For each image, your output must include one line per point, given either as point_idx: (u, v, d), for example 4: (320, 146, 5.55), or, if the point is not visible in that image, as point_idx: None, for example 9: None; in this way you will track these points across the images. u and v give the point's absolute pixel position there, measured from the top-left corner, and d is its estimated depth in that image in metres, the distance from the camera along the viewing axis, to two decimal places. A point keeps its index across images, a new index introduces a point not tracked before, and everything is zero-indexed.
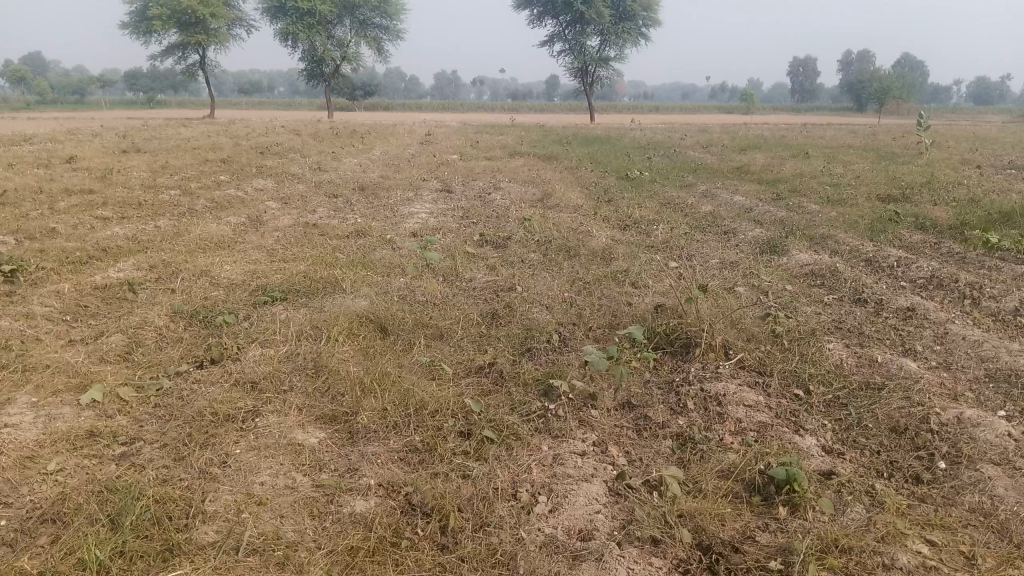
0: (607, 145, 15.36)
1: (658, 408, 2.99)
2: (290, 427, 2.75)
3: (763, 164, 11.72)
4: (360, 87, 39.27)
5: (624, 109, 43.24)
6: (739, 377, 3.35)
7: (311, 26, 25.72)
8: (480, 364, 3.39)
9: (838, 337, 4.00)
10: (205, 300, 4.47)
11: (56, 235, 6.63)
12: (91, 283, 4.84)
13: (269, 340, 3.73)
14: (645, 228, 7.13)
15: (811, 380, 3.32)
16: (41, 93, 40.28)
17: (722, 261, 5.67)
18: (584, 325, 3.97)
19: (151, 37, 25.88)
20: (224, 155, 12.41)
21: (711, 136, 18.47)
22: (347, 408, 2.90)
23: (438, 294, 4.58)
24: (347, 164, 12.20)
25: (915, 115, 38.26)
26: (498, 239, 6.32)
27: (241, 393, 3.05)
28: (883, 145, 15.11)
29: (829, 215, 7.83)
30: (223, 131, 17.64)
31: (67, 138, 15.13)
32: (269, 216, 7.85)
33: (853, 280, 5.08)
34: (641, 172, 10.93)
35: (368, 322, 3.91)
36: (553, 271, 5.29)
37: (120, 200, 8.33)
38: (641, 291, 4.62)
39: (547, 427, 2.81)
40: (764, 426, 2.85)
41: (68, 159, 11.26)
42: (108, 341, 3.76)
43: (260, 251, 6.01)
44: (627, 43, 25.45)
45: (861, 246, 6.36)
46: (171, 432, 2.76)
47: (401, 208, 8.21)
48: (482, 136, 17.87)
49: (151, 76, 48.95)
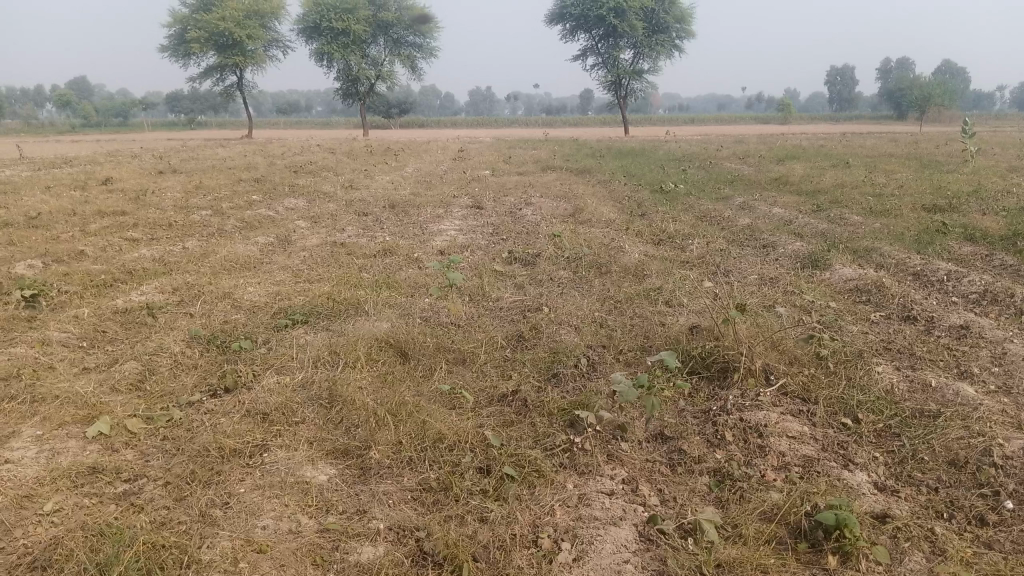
0: (641, 157, 15.16)
1: (693, 440, 2.78)
2: (299, 464, 2.60)
3: (802, 175, 11.42)
4: (394, 105, 39.62)
5: (658, 121, 43.01)
6: (781, 405, 3.12)
7: (346, 45, 25.90)
8: (503, 392, 3.21)
9: (887, 358, 3.75)
10: (224, 324, 4.35)
11: (83, 257, 6.60)
12: (112, 307, 4.76)
13: (286, 366, 3.59)
14: (679, 243, 6.91)
15: (859, 408, 3.08)
16: (85, 116, 41.31)
17: (761, 276, 5.43)
18: (615, 348, 3.77)
19: (190, 60, 26.30)
20: (257, 174, 12.44)
21: (748, 146, 18.18)
22: (361, 441, 2.73)
23: (463, 315, 4.42)
24: (379, 181, 12.16)
25: (958, 122, 37.42)
26: (528, 256, 6.15)
27: (251, 425, 2.90)
28: (926, 153, 14.71)
29: (873, 226, 7.54)
30: (258, 151, 17.83)
31: (107, 159, 15.36)
32: (297, 235, 7.77)
33: (901, 296, 4.81)
34: (676, 184, 10.71)
35: (387, 347, 3.74)
36: (584, 289, 5.10)
37: (151, 221, 8.33)
38: (675, 311, 4.40)
39: (573, 463, 2.62)
40: (809, 461, 2.62)
41: (104, 181, 11.35)
42: (120, 369, 3.64)
43: (285, 272, 5.91)
44: (661, 56, 25.24)
45: (908, 259, 6.07)
46: (176, 468, 2.61)
47: (430, 226, 8.08)
48: (516, 151, 17.80)
49: (191, 99, 49.79)
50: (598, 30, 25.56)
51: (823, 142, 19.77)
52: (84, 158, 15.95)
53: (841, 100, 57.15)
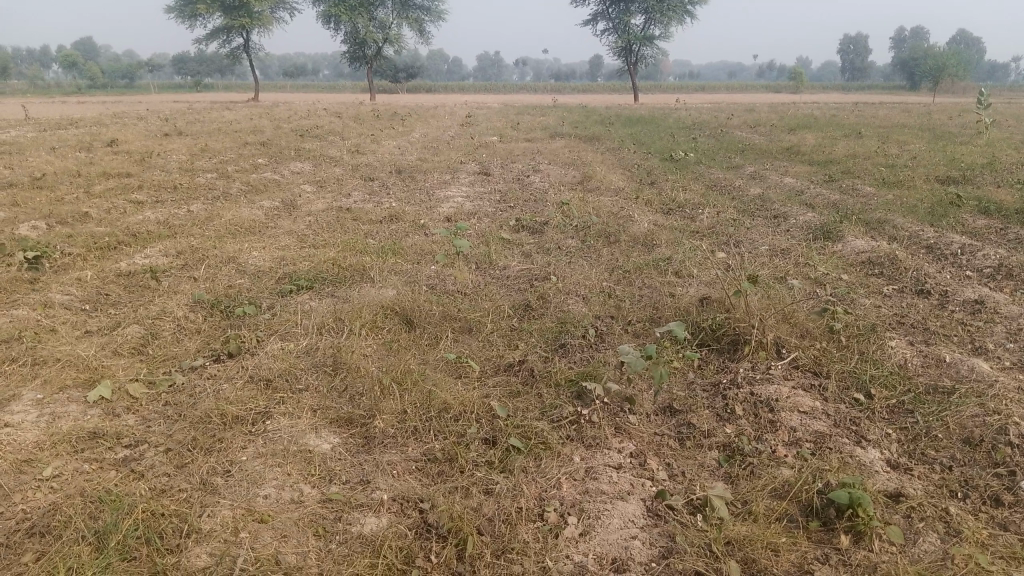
0: (651, 126, 14.98)
1: (702, 414, 2.73)
2: (302, 432, 2.55)
3: (814, 145, 11.26)
4: (402, 69, 39.26)
5: (667, 88, 42.53)
6: (792, 379, 3.07)
7: (354, 8, 25.57)
8: (510, 362, 3.16)
9: (900, 333, 3.69)
10: (228, 288, 4.30)
11: (88, 219, 6.55)
12: (115, 270, 4.71)
13: (290, 332, 3.54)
14: (689, 212, 6.81)
15: (872, 383, 3.03)
16: (91, 76, 41.06)
17: (772, 247, 5.36)
18: (623, 319, 3.72)
19: (196, 21, 26.03)
20: (263, 137, 12.33)
21: (760, 115, 17.96)
22: (365, 410, 2.69)
23: (469, 283, 4.37)
24: (386, 146, 12.05)
25: (972, 93, 36.93)
26: (535, 224, 6.08)
27: (254, 392, 2.86)
28: (940, 124, 14.51)
29: (885, 198, 7.42)
30: (264, 114, 17.68)
31: (113, 121, 15.25)
32: (303, 199, 7.70)
33: (914, 270, 4.74)
34: (686, 153, 10.58)
35: (392, 314, 3.69)
36: (592, 258, 5.03)
37: (156, 183, 8.27)
38: (684, 282, 4.34)
39: (580, 435, 2.57)
40: (821, 437, 2.58)
41: (109, 142, 11.27)
42: (123, 332, 3.61)
43: (290, 237, 5.84)
44: (672, 22, 24.84)
45: (921, 232, 5.98)
46: (177, 434, 2.58)
47: (437, 192, 7.99)
48: (524, 117, 17.62)
49: (197, 61, 49.33)
50: None
51: (835, 111, 19.51)
52: (89, 118, 15.85)
53: (853, 70, 56.38)
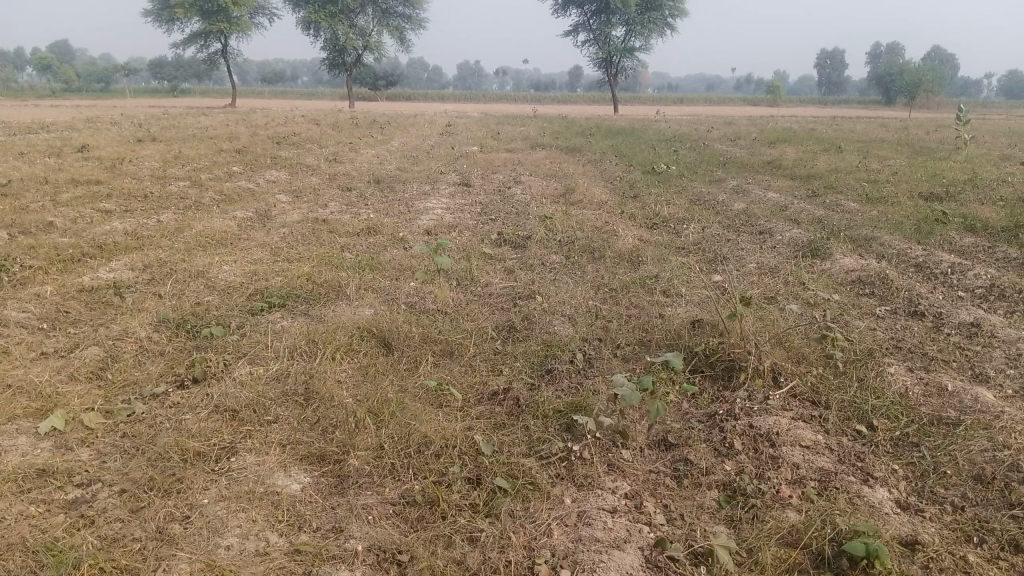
0: (631, 137, 14.91)
1: (699, 448, 2.56)
2: (270, 471, 2.36)
3: (795, 159, 11.20)
4: (381, 76, 39.06)
5: (646, 99, 42.69)
6: (791, 409, 2.91)
7: (333, 15, 25.33)
8: (494, 390, 2.98)
9: (898, 358, 3.54)
10: (196, 306, 4.09)
11: (52, 229, 6.30)
12: (76, 285, 4.48)
13: (260, 355, 3.35)
14: (673, 228, 6.68)
15: (875, 414, 2.88)
16: (66, 80, 40.42)
17: (760, 265, 5.23)
18: (611, 342, 3.55)
19: (173, 25, 25.68)
20: (239, 145, 12.08)
21: (740, 128, 17.95)
22: (338, 445, 2.50)
23: (450, 301, 4.19)
24: (364, 155, 11.85)
25: (946, 107, 37.36)
26: (517, 238, 5.91)
27: (219, 424, 2.66)
28: (917, 139, 14.56)
29: (870, 214, 7.34)
30: (241, 120, 17.43)
31: (85, 126, 14.91)
32: (278, 210, 7.48)
33: (906, 290, 4.62)
34: (668, 165, 10.48)
35: (369, 337, 3.51)
36: (576, 275, 4.88)
37: (126, 191, 8.02)
38: (673, 302, 4.18)
39: (570, 474, 2.40)
40: (826, 476, 2.42)
41: (79, 148, 10.97)
42: (81, 354, 3.39)
43: (264, 250, 5.63)
44: (652, 34, 24.88)
45: (909, 250, 5.87)
46: (133, 472, 2.37)
47: (416, 203, 7.81)
48: (504, 127, 17.50)
49: (175, 65, 48.79)
50: (590, 6, 25.18)
51: (814, 125, 19.58)
52: (61, 124, 15.51)
53: (829, 84, 56.92)
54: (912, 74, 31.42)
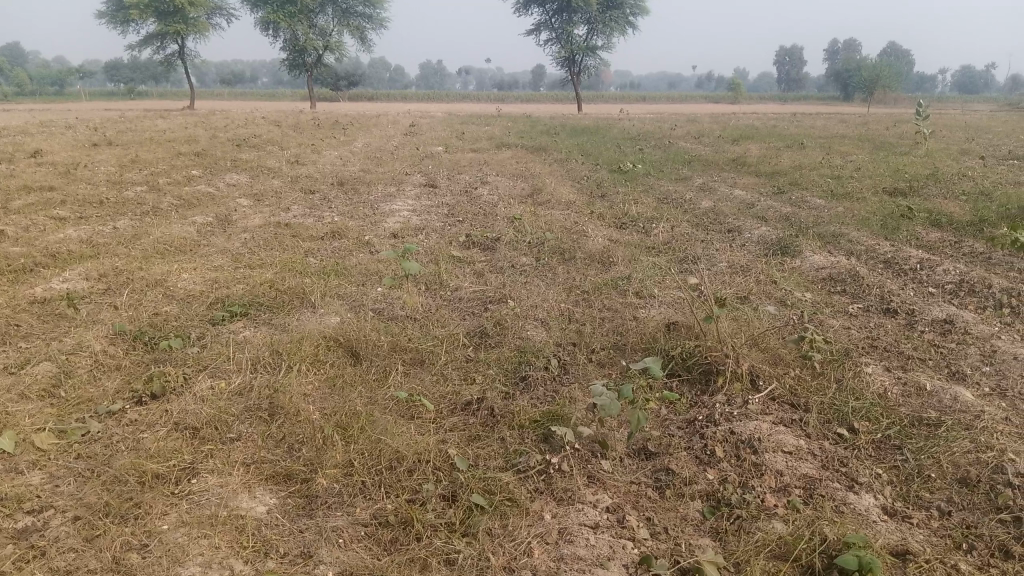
0: (596, 136, 14.88)
1: (681, 457, 2.49)
2: (233, 493, 2.24)
3: (760, 156, 11.24)
4: (343, 77, 38.67)
5: (609, 98, 42.79)
6: (771, 413, 2.86)
7: (293, 15, 24.99)
8: (468, 400, 2.89)
9: (875, 358, 3.51)
10: (154, 317, 3.94)
11: (3, 238, 6.06)
12: (27, 296, 4.30)
13: (222, 368, 3.21)
14: (642, 227, 6.63)
15: (855, 416, 2.83)
16: (18, 84, 39.44)
17: (731, 264, 5.19)
18: (586, 346, 3.48)
19: (129, 27, 25.17)
20: (198, 147, 11.81)
21: (704, 126, 18.01)
22: (306, 463, 2.38)
23: (419, 307, 4.09)
24: (327, 156, 11.65)
25: (903, 104, 37.93)
26: (486, 240, 5.82)
27: (178, 443, 2.53)
28: (877, 135, 14.72)
29: (837, 211, 7.36)
30: (200, 123, 17.07)
31: (38, 130, 14.52)
32: (239, 214, 7.30)
33: (878, 287, 4.60)
34: (634, 164, 10.46)
35: (336, 347, 3.39)
36: (548, 278, 4.79)
37: (81, 197, 7.77)
38: (646, 304, 4.12)
39: (549, 488, 2.31)
40: (811, 483, 2.36)
41: (32, 153, 10.64)
42: (32, 370, 3.22)
43: (225, 257, 5.46)
44: (614, 32, 24.92)
45: (877, 246, 5.88)
46: (87, 497, 2.23)
47: (381, 205, 7.67)
48: (468, 126, 17.37)
49: (131, 67, 47.85)
50: (552, 5, 25.13)
51: (776, 122, 19.77)
52: (12, 128, 15.07)
53: (789, 81, 57.57)
54: (870, 69, 31.85)
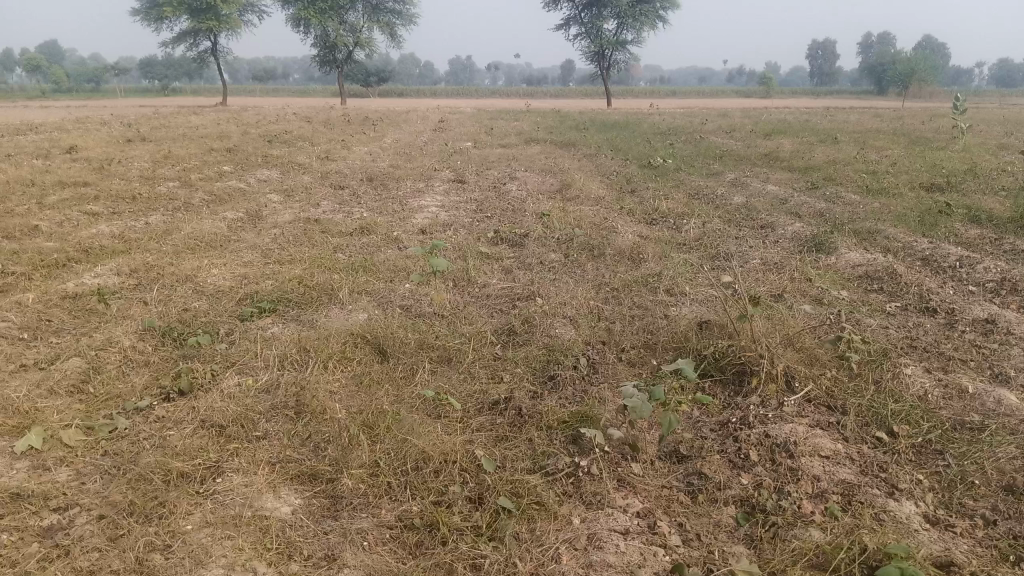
0: (626, 131, 14.76)
1: (713, 460, 2.43)
2: (258, 492, 2.21)
3: (793, 151, 11.05)
4: (372, 73, 38.80)
5: (639, 93, 42.47)
6: (807, 415, 2.78)
7: (323, 11, 25.13)
8: (496, 400, 2.84)
9: (914, 358, 3.40)
10: (184, 312, 3.94)
11: (37, 233, 6.13)
12: (59, 291, 4.33)
13: (249, 366, 3.20)
14: (673, 223, 6.54)
15: (894, 419, 2.74)
16: (55, 82, 40.08)
17: (764, 261, 5.10)
18: (616, 345, 3.41)
19: (162, 24, 25.46)
20: (230, 143, 11.90)
21: (736, 120, 17.81)
22: (332, 463, 2.36)
23: (447, 303, 4.05)
24: (356, 152, 11.68)
25: (940, 98, 37.20)
26: (514, 236, 5.77)
27: (204, 441, 2.52)
28: (914, 129, 14.44)
29: (872, 207, 7.20)
30: (231, 119, 17.21)
31: (74, 127, 14.70)
32: (269, 210, 7.32)
33: (916, 284, 4.48)
34: (664, 159, 10.35)
35: (363, 344, 3.36)
36: (577, 274, 4.73)
37: (114, 193, 7.85)
38: (677, 302, 4.04)
39: (578, 491, 2.26)
40: (849, 489, 2.28)
41: (67, 149, 10.78)
42: (62, 366, 3.24)
43: (254, 252, 5.47)
44: (644, 27, 24.71)
45: (915, 243, 5.74)
46: (112, 496, 2.22)
47: (410, 201, 7.65)
48: (497, 122, 17.34)
49: (165, 64, 48.44)
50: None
51: (809, 116, 19.47)
52: (50, 124, 15.30)
53: (822, 75, 56.79)
54: (906, 63, 31.24)
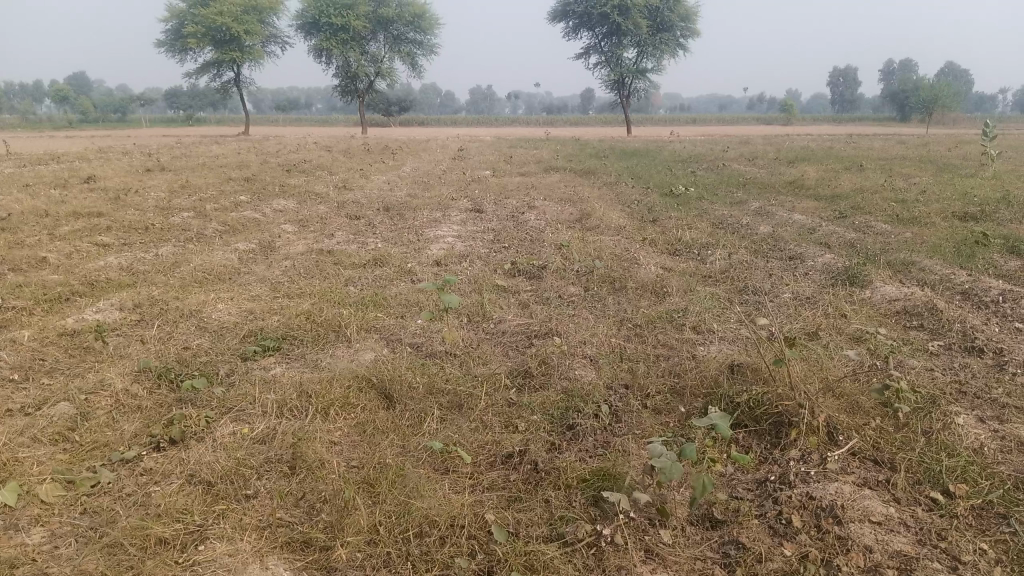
0: (646, 159, 14.58)
1: (750, 528, 2.18)
2: (243, 565, 1.99)
3: (818, 178, 10.78)
4: (393, 103, 39.09)
5: (659, 121, 42.38)
6: (852, 472, 2.52)
7: (345, 42, 25.26)
8: (511, 453, 2.61)
9: (966, 406, 3.13)
10: (184, 351, 3.75)
11: (44, 265, 5.99)
12: (57, 328, 4.14)
13: (247, 413, 2.98)
14: (698, 254, 6.30)
15: (950, 476, 2.47)
16: (84, 112, 40.68)
17: (795, 295, 4.84)
18: (640, 390, 3.17)
19: (187, 54, 25.74)
20: (247, 173, 11.83)
21: (758, 147, 17.56)
22: (326, 529, 2.13)
23: (459, 341, 3.84)
24: (374, 181, 11.56)
25: (963, 124, 36.71)
26: (532, 268, 5.56)
27: (189, 500, 2.30)
28: (940, 156, 14.14)
29: (905, 237, 6.93)
30: (251, 148, 17.21)
31: (96, 156, 14.76)
32: (282, 240, 7.17)
33: (960, 320, 4.20)
34: (686, 187, 10.13)
35: (368, 387, 3.14)
36: (598, 309, 4.50)
37: (127, 223, 7.72)
38: (704, 341, 3.80)
39: (601, 564, 2.02)
40: (906, 561, 2.02)
41: (86, 178, 10.75)
42: (49, 412, 3.03)
43: (263, 286, 5.28)
44: (664, 55, 24.61)
45: (953, 276, 5.45)
46: (84, 565, 2.01)
47: (426, 231, 7.46)
48: (517, 150, 17.23)
49: (190, 95, 49.06)
50: (601, 28, 24.99)
51: (830, 143, 19.23)
52: (72, 154, 15.31)
53: (843, 102, 56.47)
54: (929, 90, 30.87)
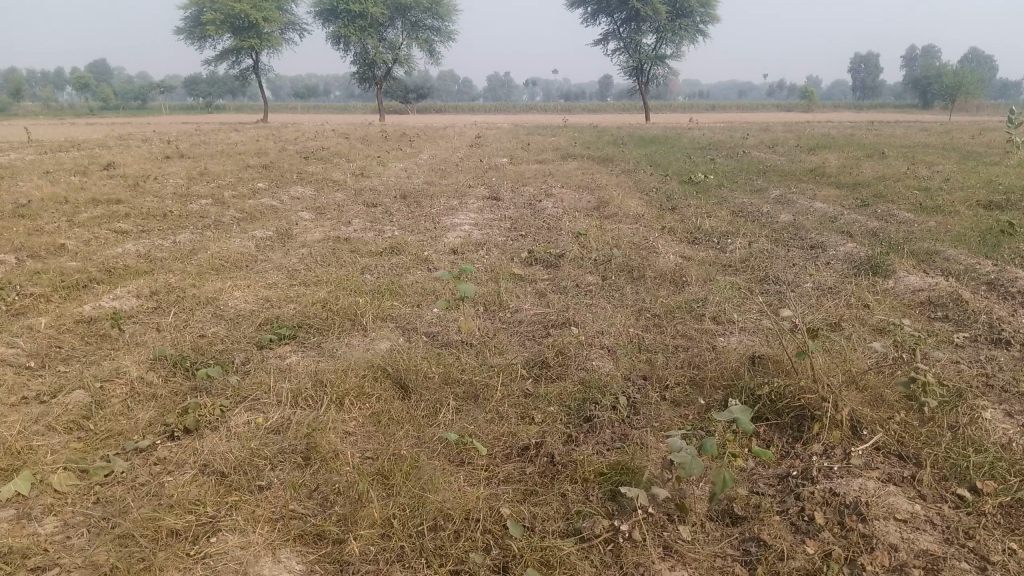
0: (665, 146, 14.45)
1: (772, 525, 2.13)
2: (255, 559, 1.97)
3: (840, 166, 10.64)
4: (411, 90, 38.99)
5: (678, 107, 42.05)
6: (877, 468, 2.46)
7: (363, 28, 25.19)
8: (527, 445, 2.57)
9: (993, 400, 3.05)
10: (199, 339, 3.73)
11: (62, 252, 6.00)
12: (74, 315, 4.14)
13: (261, 402, 2.96)
14: (717, 243, 6.22)
15: (978, 472, 2.40)
16: (104, 99, 40.95)
17: (817, 285, 4.76)
18: (659, 381, 3.12)
19: (206, 41, 25.79)
20: (265, 160, 11.83)
21: (777, 134, 17.36)
22: (339, 523, 2.10)
23: (475, 331, 3.80)
24: (392, 168, 11.53)
25: (987, 111, 36.14)
26: (549, 257, 5.51)
27: (202, 491, 2.28)
28: (964, 144, 13.91)
29: (928, 225, 6.81)
30: (269, 135, 17.24)
31: (116, 143, 14.83)
32: (298, 228, 7.15)
33: (986, 311, 4.11)
34: (705, 174, 10.03)
35: (383, 377, 3.11)
36: (615, 298, 4.45)
37: (146, 210, 7.74)
38: (724, 332, 3.74)
39: (618, 561, 1.98)
40: (932, 560, 1.97)
41: (105, 165, 10.79)
42: (64, 400, 3.02)
43: (279, 274, 5.27)
44: (683, 41, 24.35)
45: (978, 266, 5.35)
46: (96, 556, 1.99)
47: (443, 219, 7.42)
48: (534, 137, 17.14)
49: (209, 82, 49.23)
50: (620, 14, 24.78)
51: (851, 131, 18.95)
52: (91, 141, 15.40)
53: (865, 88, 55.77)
54: (952, 77, 30.39)
